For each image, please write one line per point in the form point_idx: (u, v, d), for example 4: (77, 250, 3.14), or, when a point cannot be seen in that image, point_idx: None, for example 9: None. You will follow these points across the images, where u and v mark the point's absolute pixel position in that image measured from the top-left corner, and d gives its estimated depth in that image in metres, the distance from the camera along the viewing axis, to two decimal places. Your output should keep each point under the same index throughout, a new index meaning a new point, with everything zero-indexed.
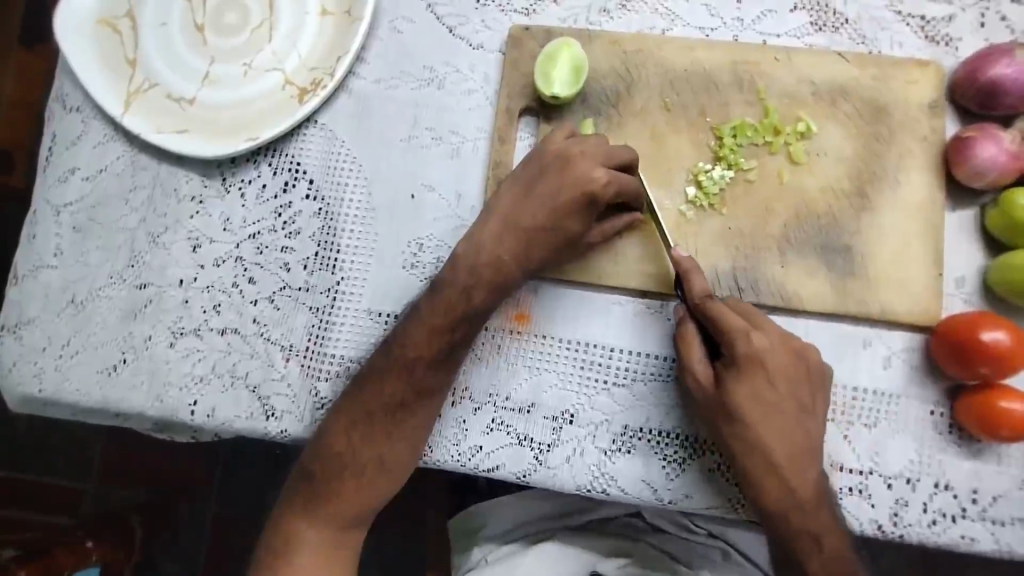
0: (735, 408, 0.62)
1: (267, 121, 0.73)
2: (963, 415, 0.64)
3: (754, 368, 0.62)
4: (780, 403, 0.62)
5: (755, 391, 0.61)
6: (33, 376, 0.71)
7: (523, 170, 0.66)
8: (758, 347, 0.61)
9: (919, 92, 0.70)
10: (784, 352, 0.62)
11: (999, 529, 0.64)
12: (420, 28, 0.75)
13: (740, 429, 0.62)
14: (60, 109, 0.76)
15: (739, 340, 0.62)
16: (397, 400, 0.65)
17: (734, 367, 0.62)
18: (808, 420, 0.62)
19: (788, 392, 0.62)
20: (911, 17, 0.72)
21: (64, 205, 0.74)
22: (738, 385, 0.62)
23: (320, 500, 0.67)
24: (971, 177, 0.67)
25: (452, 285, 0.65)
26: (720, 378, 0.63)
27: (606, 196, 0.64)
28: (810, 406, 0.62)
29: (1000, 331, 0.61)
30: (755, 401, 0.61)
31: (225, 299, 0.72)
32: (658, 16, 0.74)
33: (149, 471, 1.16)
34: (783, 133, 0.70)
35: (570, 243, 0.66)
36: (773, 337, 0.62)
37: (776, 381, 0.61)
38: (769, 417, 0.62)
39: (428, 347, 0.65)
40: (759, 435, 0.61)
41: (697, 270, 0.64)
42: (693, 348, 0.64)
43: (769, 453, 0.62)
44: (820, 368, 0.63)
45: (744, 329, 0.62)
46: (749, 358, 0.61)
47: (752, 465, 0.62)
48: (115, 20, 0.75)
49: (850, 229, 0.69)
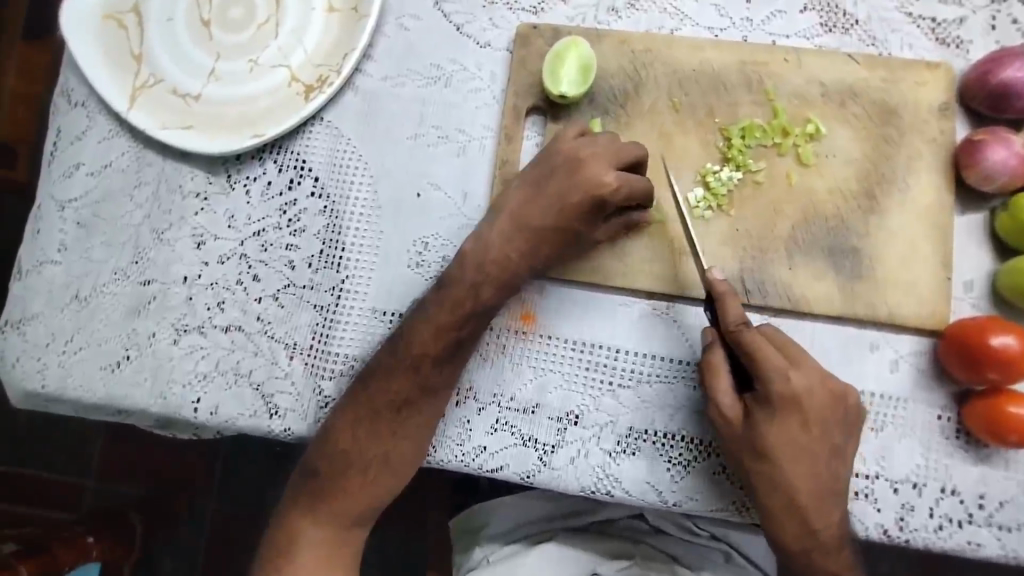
0: (767, 446, 0.61)
1: (273, 118, 0.73)
2: (971, 420, 0.64)
3: (788, 409, 0.61)
4: (812, 446, 0.61)
5: (787, 432, 0.61)
6: (36, 372, 0.70)
7: (533, 169, 0.66)
8: (797, 387, 0.60)
9: (930, 94, 0.70)
10: (823, 394, 0.61)
11: (1005, 535, 0.63)
12: (427, 26, 0.75)
13: (768, 467, 0.62)
14: (65, 103, 0.75)
15: (778, 378, 0.60)
16: (402, 397, 0.65)
17: (767, 404, 0.61)
18: (838, 463, 0.62)
19: (821, 435, 0.61)
20: (921, 19, 0.71)
21: (68, 200, 0.74)
22: (771, 424, 0.61)
23: (323, 496, 0.67)
24: (981, 180, 0.66)
25: (460, 282, 0.65)
26: (751, 413, 0.62)
27: (615, 197, 0.63)
28: (840, 447, 0.62)
29: (1009, 335, 0.61)
30: (787, 442, 0.61)
31: (229, 296, 0.71)
32: (666, 15, 0.74)
33: (150, 468, 1.16)
34: (791, 134, 0.70)
35: (577, 241, 0.66)
36: (812, 376, 0.61)
37: (809, 424, 0.61)
38: (802, 458, 0.61)
39: (434, 344, 0.64)
40: (788, 475, 0.61)
41: (733, 295, 0.63)
42: (721, 378, 0.63)
43: (796, 492, 0.62)
44: (855, 409, 0.62)
45: (783, 368, 0.61)
46: (785, 398, 0.61)
47: (775, 502, 0.62)
48: (121, 15, 0.74)
49: (859, 231, 0.69)
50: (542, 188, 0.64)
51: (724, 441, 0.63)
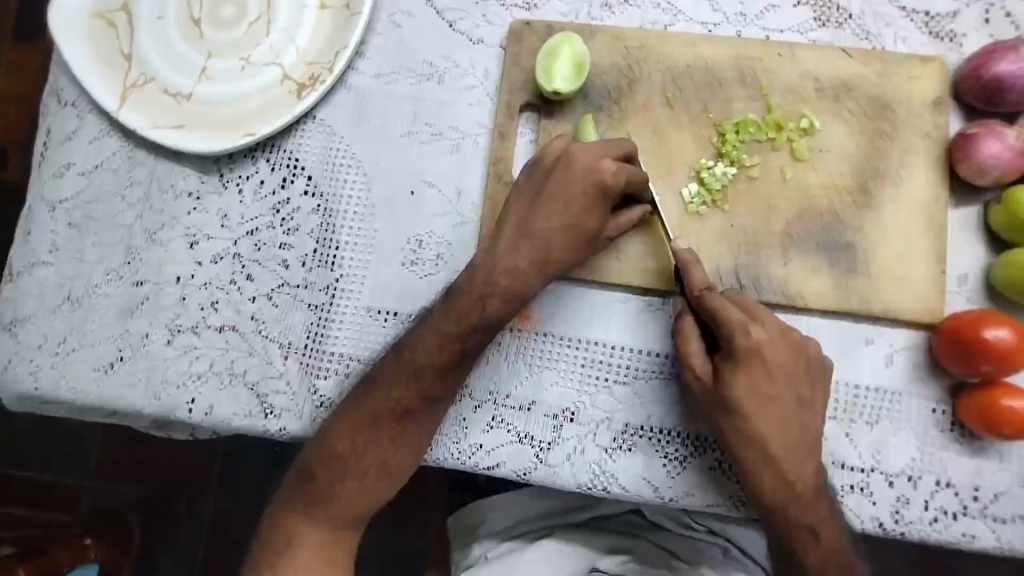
0: (734, 400, 0.62)
1: (265, 116, 0.72)
2: (965, 414, 0.64)
3: (751, 363, 0.62)
4: (777, 397, 0.62)
5: (753, 384, 0.62)
6: (28, 373, 0.70)
7: (528, 178, 0.66)
8: (757, 339, 0.62)
9: (923, 88, 0.70)
10: (784, 346, 0.63)
11: (1001, 526, 0.64)
12: (420, 23, 0.75)
13: (738, 421, 0.62)
14: (55, 104, 0.75)
15: (739, 334, 0.62)
16: (405, 405, 0.65)
17: (732, 359, 0.62)
18: (807, 414, 0.63)
19: (786, 384, 0.62)
20: (915, 13, 0.71)
21: (60, 201, 0.73)
22: (737, 377, 0.62)
23: (320, 502, 0.67)
24: (975, 174, 0.66)
25: (467, 292, 0.64)
26: (719, 371, 0.63)
27: (617, 185, 0.64)
28: (807, 398, 0.63)
29: (1003, 328, 0.61)
30: (753, 394, 0.62)
31: (222, 296, 0.71)
32: (660, 10, 0.74)
33: (147, 468, 1.16)
34: (786, 129, 0.70)
35: (591, 242, 0.65)
36: (771, 329, 0.63)
37: (773, 374, 0.62)
38: (768, 410, 0.62)
39: (439, 353, 0.64)
40: (758, 429, 0.62)
41: (696, 262, 0.64)
42: (690, 341, 0.64)
43: (768, 447, 0.62)
44: (818, 359, 0.64)
45: (743, 323, 0.62)
46: (749, 351, 0.62)
47: (760, 486, 0.63)
48: (110, 14, 0.74)
49: (853, 226, 0.69)
50: (540, 194, 0.65)
51: (698, 401, 0.64)
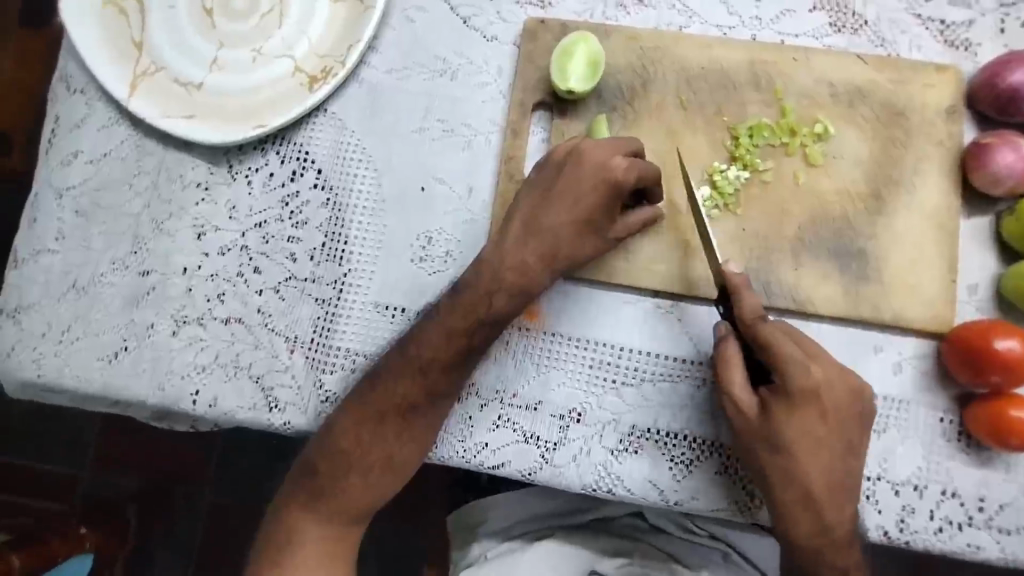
0: (783, 440, 0.60)
1: (277, 108, 0.72)
2: (973, 424, 0.64)
3: (806, 403, 0.60)
4: (827, 440, 0.61)
5: (804, 425, 0.60)
6: (32, 361, 0.69)
7: (539, 174, 0.66)
8: (816, 380, 0.60)
9: (937, 96, 0.69)
10: (840, 386, 0.61)
11: (1005, 538, 0.64)
12: (434, 18, 0.74)
13: (783, 460, 0.61)
14: (64, 90, 0.74)
15: (796, 371, 0.60)
16: (410, 400, 0.64)
17: (784, 396, 0.60)
18: (853, 458, 0.62)
19: (837, 428, 0.61)
20: (931, 20, 0.71)
21: (66, 188, 0.73)
22: (789, 417, 0.60)
23: (323, 496, 0.66)
24: (989, 183, 0.66)
25: (474, 287, 0.64)
26: (768, 406, 0.61)
27: (628, 181, 0.62)
28: (856, 444, 0.62)
29: (1013, 339, 0.61)
30: (804, 435, 0.60)
31: (229, 288, 0.71)
32: (676, 11, 0.73)
33: (144, 459, 1.15)
34: (799, 134, 0.70)
35: (597, 233, 0.64)
36: (829, 370, 0.61)
37: (827, 417, 0.60)
38: (818, 451, 0.61)
39: (446, 349, 0.64)
40: (805, 469, 0.61)
41: (747, 286, 0.62)
42: (736, 371, 0.62)
43: (810, 486, 0.61)
44: (868, 408, 0.62)
45: (802, 361, 0.60)
46: (804, 390, 0.60)
47: (781, 499, 0.62)
48: (123, 2, 0.73)
49: (865, 233, 0.69)
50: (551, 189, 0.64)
51: (738, 433, 0.63)
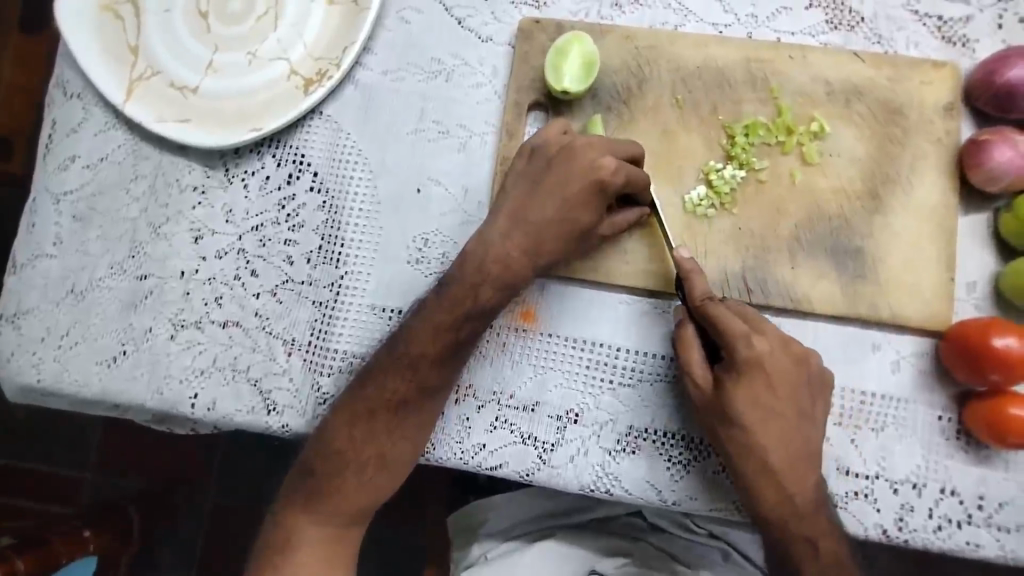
0: (736, 412, 0.61)
1: (272, 111, 0.72)
2: (971, 422, 0.64)
3: (753, 374, 0.61)
4: (780, 410, 0.61)
5: (755, 396, 0.61)
6: (31, 366, 0.70)
7: (527, 164, 0.65)
8: (759, 351, 0.61)
9: (935, 93, 0.69)
10: (784, 355, 0.62)
11: (1004, 536, 0.63)
12: (429, 19, 0.74)
13: (738, 433, 0.61)
14: (61, 95, 0.74)
15: (742, 344, 0.61)
16: (400, 395, 0.64)
17: (734, 370, 0.61)
18: (808, 426, 0.62)
19: (789, 397, 0.61)
20: (928, 17, 0.71)
21: (64, 193, 0.73)
22: (737, 389, 0.61)
23: (320, 496, 0.66)
24: (987, 180, 0.66)
25: (461, 281, 0.64)
26: (720, 381, 0.62)
27: (615, 183, 0.63)
28: (809, 411, 0.62)
29: (1011, 337, 0.61)
30: (754, 405, 0.61)
31: (227, 292, 0.71)
32: (671, 10, 0.73)
33: (148, 461, 1.15)
34: (796, 132, 0.69)
35: (585, 236, 0.65)
36: (773, 340, 0.62)
37: (775, 386, 0.61)
38: (769, 421, 0.61)
39: (432, 343, 0.64)
40: (760, 442, 0.61)
41: (698, 272, 0.64)
42: (693, 352, 0.63)
43: (770, 460, 0.61)
44: (819, 373, 0.63)
45: (745, 333, 0.61)
46: (750, 362, 0.61)
47: (751, 471, 0.62)
48: (118, 6, 0.73)
49: (862, 231, 0.68)
50: (540, 183, 0.64)
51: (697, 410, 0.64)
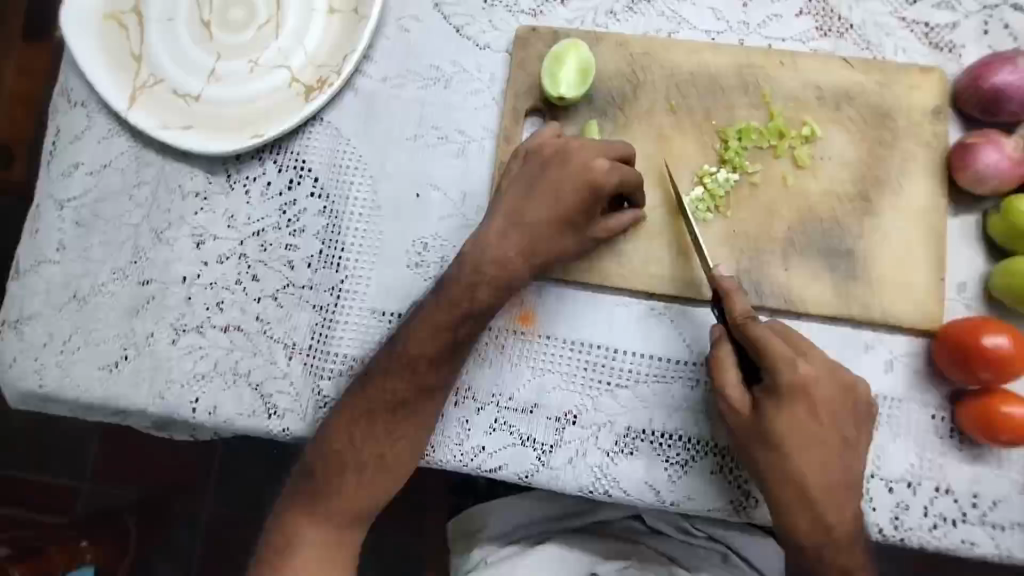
0: (778, 437, 0.61)
1: (273, 118, 0.73)
2: (964, 420, 0.65)
3: (798, 399, 0.61)
4: (822, 437, 0.62)
5: (798, 422, 0.61)
6: (33, 371, 0.70)
7: (522, 168, 0.67)
8: (804, 376, 0.61)
9: (923, 98, 0.71)
10: (830, 382, 0.62)
11: (999, 533, 0.64)
12: (427, 27, 0.76)
13: (778, 457, 0.62)
14: (65, 104, 0.75)
15: (785, 368, 0.61)
16: (399, 396, 0.65)
17: (777, 394, 0.61)
18: (851, 454, 0.62)
19: (831, 424, 0.62)
20: (915, 23, 0.72)
21: (67, 200, 0.74)
22: (780, 414, 0.61)
23: (321, 497, 0.67)
24: (975, 183, 0.67)
25: (458, 281, 0.65)
26: (760, 404, 0.62)
27: (608, 184, 0.63)
28: (852, 439, 0.62)
29: (1001, 335, 0.62)
30: (797, 430, 0.61)
31: (228, 296, 0.72)
32: (664, 18, 0.75)
33: (143, 469, 1.16)
34: (788, 136, 0.71)
35: (575, 232, 0.65)
36: (819, 366, 0.62)
37: (818, 412, 0.61)
38: (812, 448, 0.61)
39: (432, 343, 0.65)
40: (800, 466, 0.61)
41: (738, 290, 0.64)
42: (729, 372, 0.63)
43: (807, 484, 0.62)
44: (864, 400, 0.63)
45: (792, 357, 0.61)
46: (794, 387, 0.61)
47: (785, 493, 0.62)
48: (122, 15, 0.74)
49: (854, 233, 0.70)
50: (534, 185, 0.65)
51: (735, 433, 0.64)
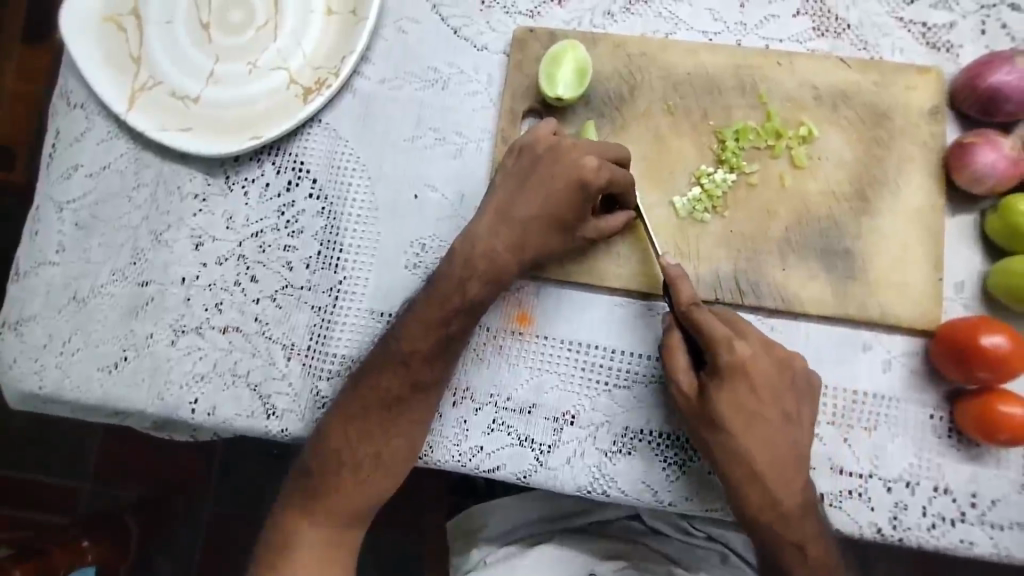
0: (721, 418, 0.62)
1: (271, 120, 0.73)
2: (962, 419, 0.64)
3: (738, 379, 0.62)
4: (763, 414, 0.62)
5: (738, 401, 0.62)
6: (33, 372, 0.71)
7: (516, 162, 0.67)
8: (742, 356, 0.61)
9: (920, 97, 0.71)
10: (767, 359, 0.62)
11: (998, 533, 0.64)
12: (425, 29, 0.76)
13: (725, 438, 0.62)
14: (64, 106, 0.76)
15: (723, 349, 0.61)
16: (393, 392, 0.66)
17: (719, 376, 0.62)
18: (795, 431, 0.63)
19: (772, 401, 0.62)
20: (912, 23, 0.72)
21: (67, 201, 0.74)
22: (722, 395, 0.62)
23: (319, 496, 0.67)
24: (972, 182, 0.67)
25: (449, 277, 0.65)
26: (705, 388, 0.63)
27: (598, 181, 0.64)
28: (794, 416, 0.63)
29: (999, 335, 0.62)
30: (739, 410, 0.62)
31: (227, 298, 0.72)
32: (662, 19, 0.75)
33: (143, 469, 1.16)
34: (785, 136, 0.71)
35: (566, 233, 0.66)
36: (755, 344, 0.63)
37: (759, 390, 0.62)
38: (754, 426, 0.62)
39: (424, 340, 0.65)
40: (745, 444, 0.62)
41: (686, 278, 0.63)
42: (676, 358, 0.64)
43: (756, 463, 0.62)
44: (804, 376, 0.63)
45: (729, 338, 0.62)
46: (733, 368, 0.61)
47: (736, 473, 0.62)
48: (121, 18, 0.75)
49: (851, 232, 0.70)
50: (526, 180, 0.65)
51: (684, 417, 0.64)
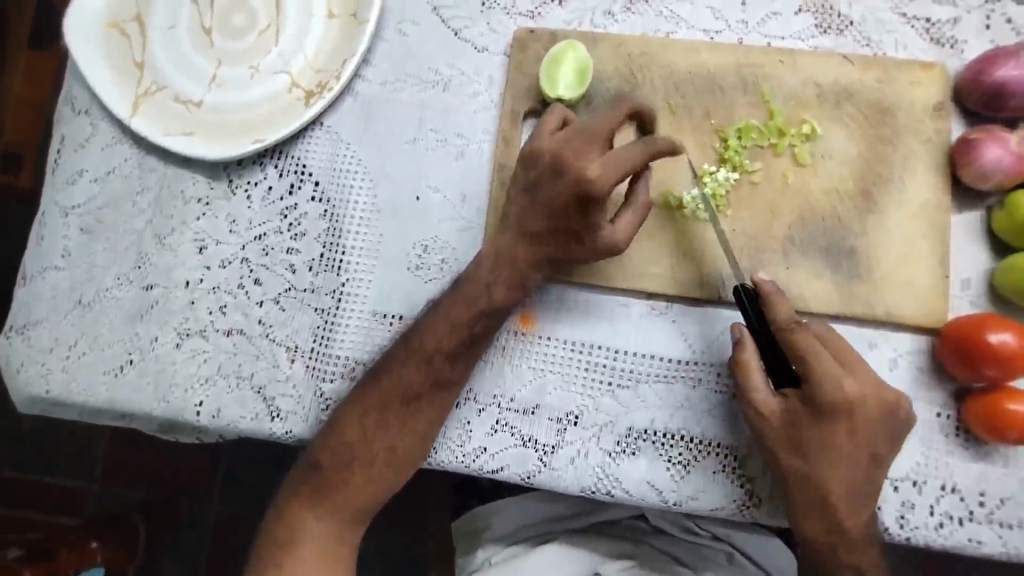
0: (808, 446, 0.61)
1: (273, 123, 0.73)
2: (970, 417, 0.64)
3: (836, 415, 0.60)
4: (853, 452, 0.60)
5: (830, 433, 0.60)
6: (40, 377, 0.71)
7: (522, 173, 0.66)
8: (848, 393, 0.60)
9: (924, 93, 0.70)
10: (874, 400, 0.60)
11: (1007, 532, 0.63)
12: (426, 30, 0.76)
13: (802, 465, 0.61)
14: (68, 112, 0.77)
15: (828, 383, 0.60)
16: (414, 391, 0.66)
17: (812, 405, 0.61)
18: (877, 468, 0.61)
19: (864, 442, 0.60)
20: (916, 19, 0.72)
21: (72, 207, 0.75)
22: (813, 424, 0.61)
23: (323, 492, 0.67)
24: (978, 178, 0.67)
25: (474, 280, 0.66)
26: (790, 412, 0.62)
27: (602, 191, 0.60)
28: (881, 456, 0.60)
29: (1007, 332, 0.61)
30: (829, 443, 0.60)
31: (231, 300, 0.72)
32: (663, 18, 0.75)
33: (152, 473, 1.17)
34: (788, 135, 0.70)
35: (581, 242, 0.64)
36: (864, 382, 0.60)
37: (856, 430, 0.60)
38: (839, 459, 0.60)
39: (449, 339, 0.66)
40: (824, 475, 0.60)
41: (779, 295, 0.63)
42: (754, 376, 0.63)
43: (828, 493, 0.61)
44: (904, 420, 0.61)
45: (835, 372, 0.60)
46: (834, 403, 0.60)
47: (803, 500, 0.62)
48: (124, 24, 0.75)
49: (855, 230, 0.69)
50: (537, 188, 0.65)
51: (761, 442, 0.63)
